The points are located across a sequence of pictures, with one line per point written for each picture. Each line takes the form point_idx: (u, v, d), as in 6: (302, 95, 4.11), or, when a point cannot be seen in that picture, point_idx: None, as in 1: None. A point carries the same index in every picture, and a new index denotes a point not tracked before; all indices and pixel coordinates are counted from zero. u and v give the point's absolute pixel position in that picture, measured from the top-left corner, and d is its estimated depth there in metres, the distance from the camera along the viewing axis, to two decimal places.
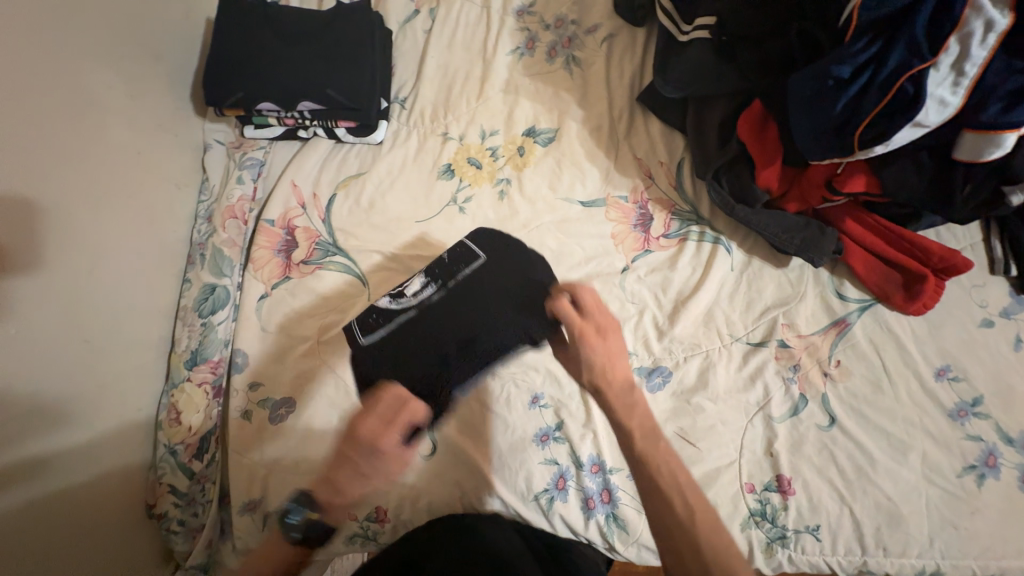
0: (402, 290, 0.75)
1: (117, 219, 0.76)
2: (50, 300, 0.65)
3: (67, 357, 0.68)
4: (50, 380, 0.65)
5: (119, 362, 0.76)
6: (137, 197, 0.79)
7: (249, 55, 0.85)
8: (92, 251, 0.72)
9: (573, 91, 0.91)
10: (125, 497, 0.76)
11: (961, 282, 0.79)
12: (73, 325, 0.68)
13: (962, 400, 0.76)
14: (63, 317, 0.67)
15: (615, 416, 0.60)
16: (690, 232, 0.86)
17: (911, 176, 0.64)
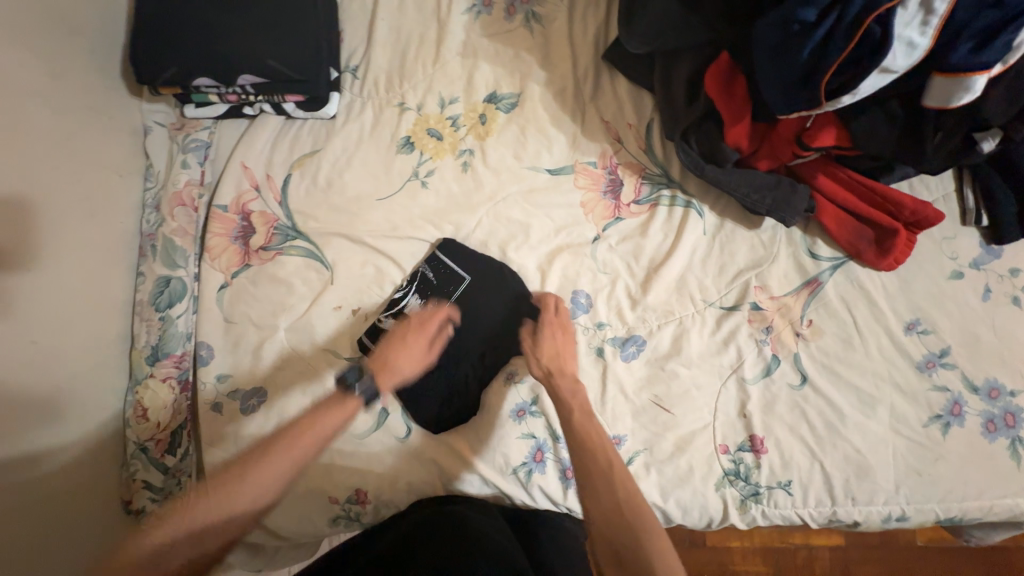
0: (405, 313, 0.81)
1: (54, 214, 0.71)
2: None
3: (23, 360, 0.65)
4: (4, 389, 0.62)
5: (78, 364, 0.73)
6: (74, 188, 0.74)
7: (179, 25, 0.78)
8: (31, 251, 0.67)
9: (535, 51, 0.86)
10: (102, 497, 0.75)
11: (933, 234, 0.78)
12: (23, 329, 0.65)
13: (931, 352, 0.76)
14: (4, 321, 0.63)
15: (561, 394, 0.73)
16: (661, 196, 0.84)
17: (881, 128, 0.61)
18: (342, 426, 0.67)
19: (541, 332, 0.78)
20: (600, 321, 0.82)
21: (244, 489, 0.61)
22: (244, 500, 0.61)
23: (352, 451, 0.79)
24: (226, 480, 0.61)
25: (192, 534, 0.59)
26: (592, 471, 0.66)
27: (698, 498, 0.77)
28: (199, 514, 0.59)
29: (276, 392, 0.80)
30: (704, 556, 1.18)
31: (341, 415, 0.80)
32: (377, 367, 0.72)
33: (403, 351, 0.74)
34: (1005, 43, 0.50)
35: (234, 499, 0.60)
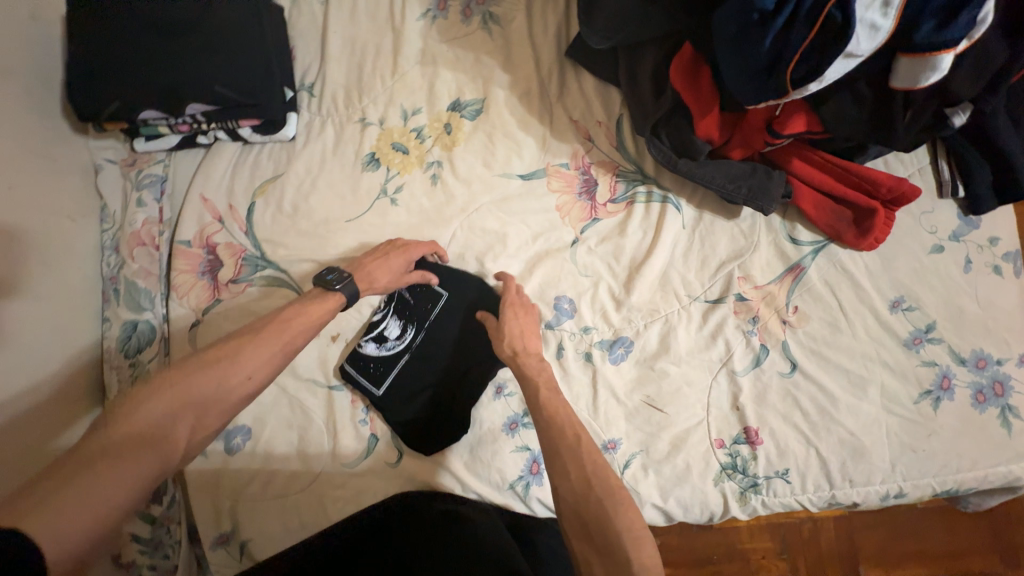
0: (385, 336, 0.80)
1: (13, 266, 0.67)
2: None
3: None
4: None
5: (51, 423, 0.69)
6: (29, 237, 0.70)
7: (118, 56, 0.74)
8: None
9: (495, 54, 0.83)
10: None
11: (911, 210, 0.78)
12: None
13: (917, 328, 0.76)
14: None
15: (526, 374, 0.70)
16: (636, 193, 0.82)
17: (850, 109, 0.60)
18: (323, 323, 0.69)
19: (507, 314, 0.75)
20: (586, 326, 0.81)
21: (233, 365, 0.60)
22: (235, 378, 0.60)
23: (344, 481, 0.77)
24: (212, 356, 0.60)
25: (178, 402, 0.56)
26: (562, 445, 0.61)
27: (698, 495, 0.77)
28: (182, 381, 0.57)
29: (260, 429, 0.78)
30: (712, 537, 1.18)
31: (329, 445, 0.78)
32: (356, 272, 0.74)
33: (381, 261, 0.76)
34: (969, 20, 0.48)
35: (232, 357, 0.60)
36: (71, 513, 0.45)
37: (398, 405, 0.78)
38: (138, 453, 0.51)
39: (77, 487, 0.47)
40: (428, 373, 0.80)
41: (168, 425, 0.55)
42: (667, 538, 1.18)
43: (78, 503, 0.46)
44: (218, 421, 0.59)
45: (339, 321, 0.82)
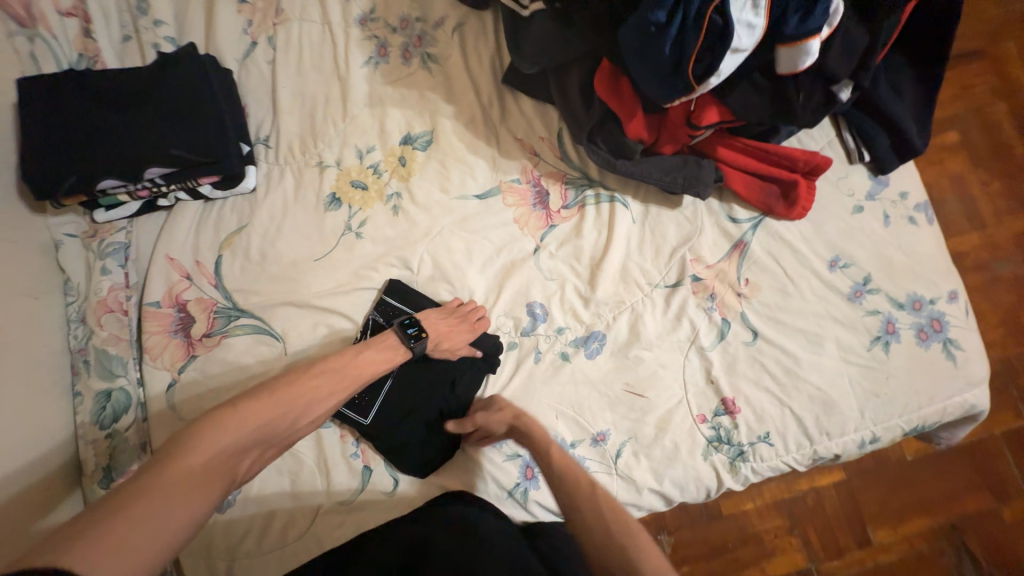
0: None
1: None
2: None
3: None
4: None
5: (24, 509, 0.66)
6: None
7: (74, 134, 0.77)
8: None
9: (438, 88, 0.90)
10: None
11: (828, 178, 0.86)
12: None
13: (856, 282, 0.83)
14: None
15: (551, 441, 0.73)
16: (586, 197, 0.88)
17: (752, 98, 0.69)
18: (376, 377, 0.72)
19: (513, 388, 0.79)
20: (559, 326, 0.85)
21: (303, 406, 0.61)
22: (306, 417, 0.62)
23: (342, 520, 0.76)
24: (291, 385, 0.61)
25: (263, 431, 0.56)
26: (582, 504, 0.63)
27: (691, 472, 0.80)
28: (260, 407, 0.57)
29: (249, 480, 0.77)
30: (725, 526, 1.20)
31: (324, 483, 0.78)
32: (431, 332, 0.77)
33: (450, 329, 0.78)
34: (823, 11, 0.57)
35: (305, 398, 0.61)
36: (162, 530, 0.45)
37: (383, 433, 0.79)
38: (209, 485, 0.50)
39: (154, 514, 0.45)
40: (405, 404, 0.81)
41: (238, 457, 0.54)
42: (682, 534, 1.19)
43: (159, 527, 0.45)
44: (270, 452, 0.60)
45: None
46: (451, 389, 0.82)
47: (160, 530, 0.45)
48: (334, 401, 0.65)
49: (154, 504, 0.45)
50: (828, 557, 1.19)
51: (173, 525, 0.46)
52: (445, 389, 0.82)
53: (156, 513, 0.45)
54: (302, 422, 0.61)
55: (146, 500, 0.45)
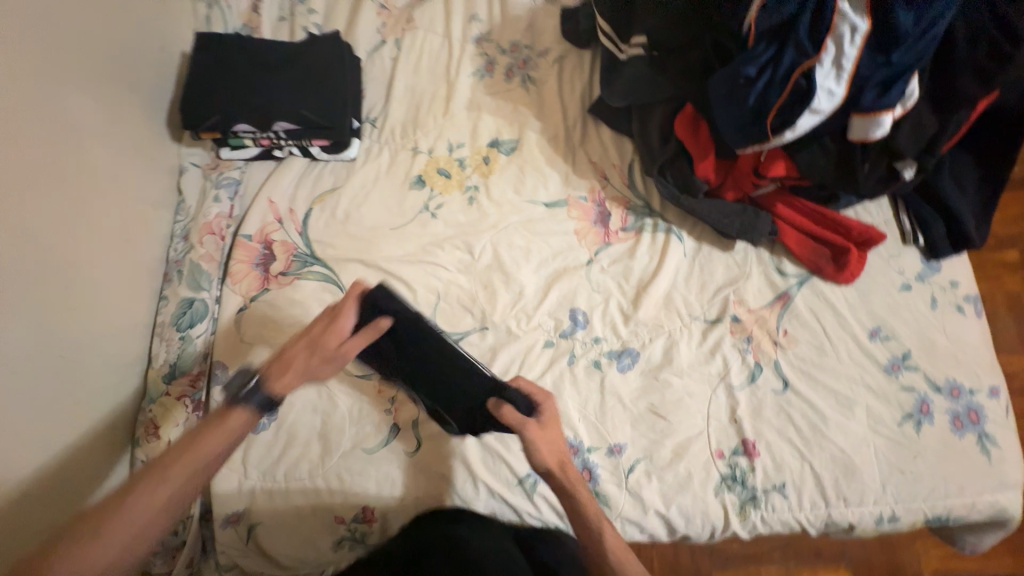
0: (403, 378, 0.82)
1: (93, 233, 0.76)
2: (23, 307, 0.63)
3: (45, 369, 0.66)
4: (26, 398, 0.63)
5: (92, 444, 0.74)
6: (110, 213, 0.80)
7: (226, 83, 0.91)
8: (68, 263, 0.71)
9: (531, 105, 1.01)
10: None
11: (880, 253, 0.90)
12: (51, 339, 0.67)
13: (894, 355, 0.85)
14: (42, 329, 0.66)
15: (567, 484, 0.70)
16: (644, 224, 0.94)
17: (820, 160, 0.76)
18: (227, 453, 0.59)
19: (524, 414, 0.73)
20: (597, 336, 0.89)
21: (106, 540, 0.51)
22: (123, 540, 0.51)
23: (360, 467, 0.81)
24: (96, 519, 0.52)
25: None
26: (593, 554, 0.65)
27: (699, 504, 0.80)
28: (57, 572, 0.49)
29: (287, 410, 0.83)
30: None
31: (352, 429, 0.83)
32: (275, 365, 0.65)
33: (307, 346, 0.67)
34: (898, 91, 0.65)
35: (111, 527, 0.51)
36: None
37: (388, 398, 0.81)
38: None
39: None
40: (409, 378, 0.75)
41: None
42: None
43: None
44: None
45: None
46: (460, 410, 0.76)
47: None
48: (165, 508, 0.54)
49: None
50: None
51: None
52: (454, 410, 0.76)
53: None
54: (120, 549, 0.51)
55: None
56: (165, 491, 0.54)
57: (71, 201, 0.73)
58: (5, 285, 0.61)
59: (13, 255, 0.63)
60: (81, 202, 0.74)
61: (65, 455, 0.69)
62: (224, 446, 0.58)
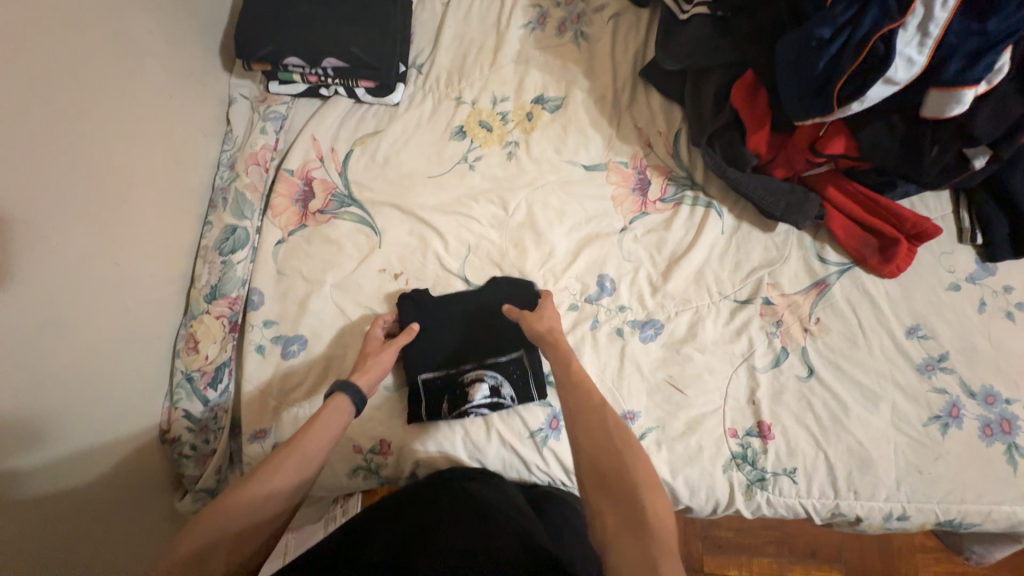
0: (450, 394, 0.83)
1: (145, 152, 0.80)
2: (78, 213, 0.68)
3: (92, 272, 0.71)
4: (73, 295, 0.68)
5: (148, 386, 0.80)
6: (161, 134, 0.83)
7: (279, 14, 0.92)
8: (118, 177, 0.75)
9: (580, 63, 0.98)
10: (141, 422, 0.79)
11: (932, 249, 0.86)
12: (97, 245, 0.72)
13: (930, 356, 0.82)
14: (88, 234, 0.70)
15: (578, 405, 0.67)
16: (684, 196, 0.92)
17: (883, 138, 0.72)
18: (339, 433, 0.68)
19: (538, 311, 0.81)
20: (622, 304, 0.89)
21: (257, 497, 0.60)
22: (264, 490, 0.61)
23: (381, 403, 0.84)
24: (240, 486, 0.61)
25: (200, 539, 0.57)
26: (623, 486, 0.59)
27: (706, 478, 0.81)
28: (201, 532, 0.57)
29: (315, 341, 0.85)
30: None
31: None
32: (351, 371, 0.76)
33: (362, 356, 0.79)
34: (986, 65, 0.61)
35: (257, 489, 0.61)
36: None
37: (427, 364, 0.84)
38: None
39: None
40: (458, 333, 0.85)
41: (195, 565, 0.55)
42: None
43: None
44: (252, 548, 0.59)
45: (405, 263, 0.90)
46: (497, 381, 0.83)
47: None
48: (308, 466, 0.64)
49: None
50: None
51: None
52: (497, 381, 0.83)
53: None
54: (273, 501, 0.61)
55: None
56: (306, 453, 0.65)
57: (124, 117, 0.76)
58: (61, 189, 0.66)
59: (74, 161, 0.68)
60: (132, 120, 0.77)
61: (114, 356, 0.74)
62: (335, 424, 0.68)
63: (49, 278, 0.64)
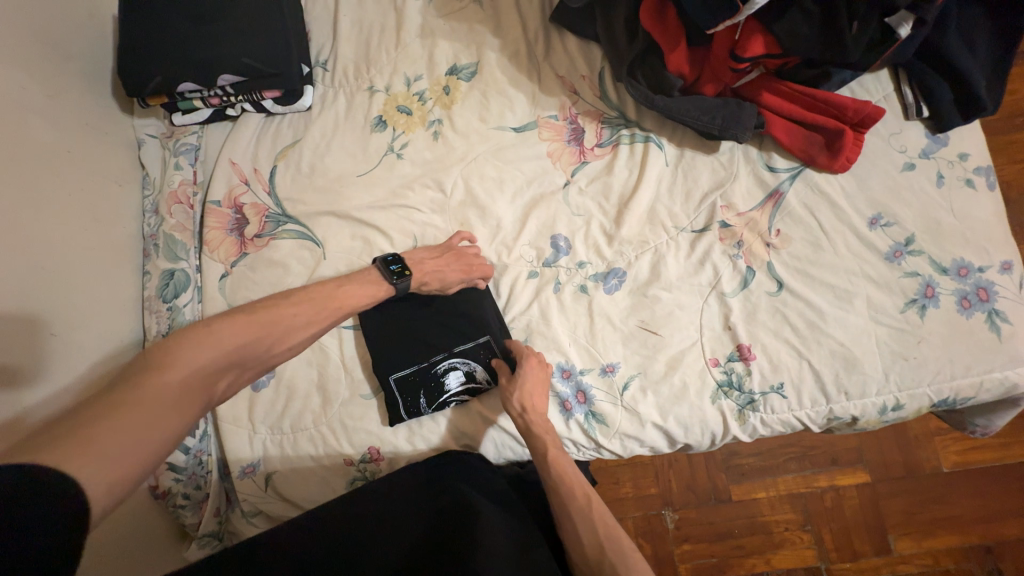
0: (423, 388, 0.81)
1: (53, 210, 0.75)
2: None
3: (29, 345, 0.68)
4: (21, 370, 0.66)
5: None
6: (68, 189, 0.79)
7: (163, 41, 0.87)
8: (23, 240, 0.70)
9: (487, 22, 0.93)
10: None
11: (880, 132, 0.83)
12: (25, 316, 0.68)
13: (896, 242, 0.80)
14: (15, 304, 0.67)
15: (532, 430, 0.75)
16: (621, 136, 0.88)
17: (801, 26, 0.69)
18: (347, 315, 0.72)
19: (523, 368, 0.78)
20: (581, 260, 0.86)
21: (280, 332, 0.62)
22: (284, 343, 0.63)
23: (362, 413, 0.83)
24: (259, 315, 0.61)
25: (226, 354, 0.56)
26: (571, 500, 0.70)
27: (696, 413, 0.80)
28: (226, 337, 0.57)
29: (282, 366, 0.84)
30: (732, 513, 1.20)
31: (348, 378, 0.84)
32: (417, 270, 0.80)
33: (440, 264, 0.81)
34: None
35: (279, 326, 0.62)
36: (135, 445, 0.46)
37: (399, 364, 0.82)
38: (180, 408, 0.51)
39: (120, 440, 0.45)
40: (431, 330, 0.84)
41: (210, 380, 0.55)
42: (686, 513, 1.20)
43: (121, 446, 0.45)
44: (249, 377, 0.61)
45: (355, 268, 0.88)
46: (468, 366, 0.82)
47: (140, 442, 0.46)
48: (322, 321, 0.67)
49: (119, 428, 0.46)
50: (839, 559, 1.16)
51: (146, 441, 0.47)
52: (468, 367, 0.82)
53: (133, 424, 0.47)
54: (286, 339, 0.63)
55: (126, 422, 0.46)
56: (327, 309, 0.68)
57: (24, 176, 0.72)
58: None
59: None
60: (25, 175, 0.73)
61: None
62: (357, 294, 0.73)
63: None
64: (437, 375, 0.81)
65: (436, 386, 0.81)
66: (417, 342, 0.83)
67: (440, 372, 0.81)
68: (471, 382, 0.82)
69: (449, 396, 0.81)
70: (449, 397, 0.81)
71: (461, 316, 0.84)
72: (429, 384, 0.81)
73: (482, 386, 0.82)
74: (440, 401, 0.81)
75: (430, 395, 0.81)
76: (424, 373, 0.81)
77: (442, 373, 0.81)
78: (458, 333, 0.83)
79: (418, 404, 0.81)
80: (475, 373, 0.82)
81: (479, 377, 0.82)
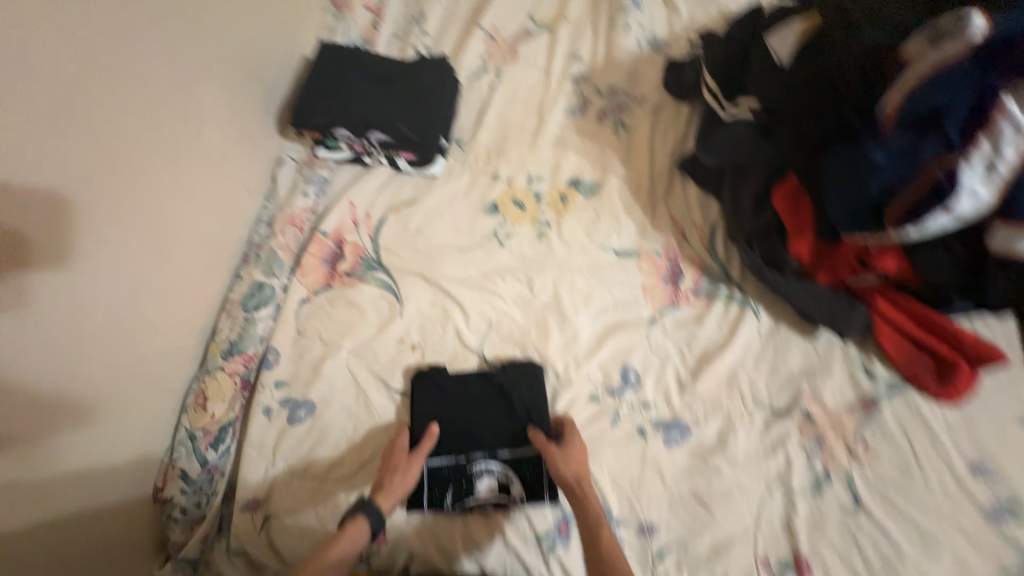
0: (455, 480, 0.78)
1: (191, 206, 0.80)
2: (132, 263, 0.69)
3: (126, 318, 0.69)
4: (113, 343, 0.67)
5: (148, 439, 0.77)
6: (208, 188, 0.84)
7: (338, 91, 0.98)
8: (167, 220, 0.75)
9: (618, 151, 0.99)
10: (127, 490, 0.74)
11: (996, 375, 0.78)
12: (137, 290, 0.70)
13: (998, 500, 0.71)
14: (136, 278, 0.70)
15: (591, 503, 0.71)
16: (718, 291, 0.88)
17: (940, 260, 0.73)
18: None
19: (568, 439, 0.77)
20: (646, 400, 0.83)
21: None
22: None
23: None
24: None
25: None
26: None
27: None
28: None
29: (324, 407, 0.83)
30: None
31: (381, 443, 0.82)
32: (378, 492, 0.73)
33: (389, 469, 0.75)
34: None
35: None
36: None
37: (435, 451, 0.80)
38: None
39: None
40: (479, 426, 0.81)
41: None
42: None
43: None
44: None
45: (424, 334, 0.88)
46: (506, 472, 0.78)
47: None
48: None
49: None
50: None
51: None
52: (505, 473, 0.78)
53: None
54: None
55: None
56: None
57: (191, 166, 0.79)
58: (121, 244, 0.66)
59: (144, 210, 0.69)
60: (177, 173, 0.76)
61: (110, 418, 0.69)
62: (343, 552, 0.67)
63: (68, 325, 0.60)
64: (471, 470, 0.78)
65: (467, 482, 0.77)
66: (464, 431, 0.81)
67: (476, 469, 0.78)
68: (503, 490, 0.77)
69: (475, 497, 0.76)
70: (475, 498, 0.76)
71: (515, 419, 0.81)
72: (461, 477, 0.78)
73: (513, 499, 0.76)
74: (466, 499, 0.76)
75: (456, 488, 0.77)
76: (460, 464, 0.78)
77: (475, 469, 0.78)
78: (505, 436, 0.80)
79: (444, 496, 0.77)
80: (512, 483, 0.77)
81: (513, 487, 0.77)
